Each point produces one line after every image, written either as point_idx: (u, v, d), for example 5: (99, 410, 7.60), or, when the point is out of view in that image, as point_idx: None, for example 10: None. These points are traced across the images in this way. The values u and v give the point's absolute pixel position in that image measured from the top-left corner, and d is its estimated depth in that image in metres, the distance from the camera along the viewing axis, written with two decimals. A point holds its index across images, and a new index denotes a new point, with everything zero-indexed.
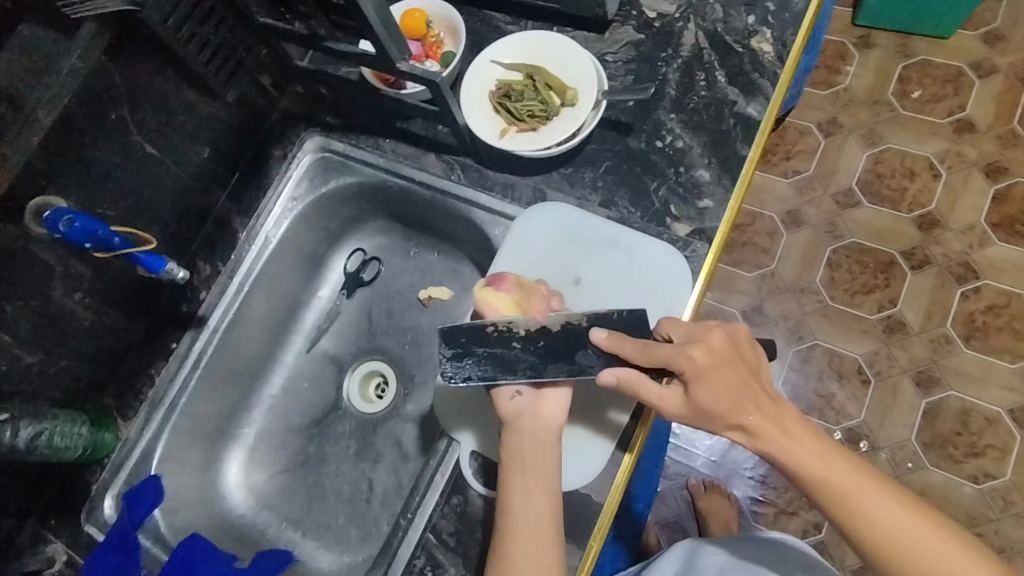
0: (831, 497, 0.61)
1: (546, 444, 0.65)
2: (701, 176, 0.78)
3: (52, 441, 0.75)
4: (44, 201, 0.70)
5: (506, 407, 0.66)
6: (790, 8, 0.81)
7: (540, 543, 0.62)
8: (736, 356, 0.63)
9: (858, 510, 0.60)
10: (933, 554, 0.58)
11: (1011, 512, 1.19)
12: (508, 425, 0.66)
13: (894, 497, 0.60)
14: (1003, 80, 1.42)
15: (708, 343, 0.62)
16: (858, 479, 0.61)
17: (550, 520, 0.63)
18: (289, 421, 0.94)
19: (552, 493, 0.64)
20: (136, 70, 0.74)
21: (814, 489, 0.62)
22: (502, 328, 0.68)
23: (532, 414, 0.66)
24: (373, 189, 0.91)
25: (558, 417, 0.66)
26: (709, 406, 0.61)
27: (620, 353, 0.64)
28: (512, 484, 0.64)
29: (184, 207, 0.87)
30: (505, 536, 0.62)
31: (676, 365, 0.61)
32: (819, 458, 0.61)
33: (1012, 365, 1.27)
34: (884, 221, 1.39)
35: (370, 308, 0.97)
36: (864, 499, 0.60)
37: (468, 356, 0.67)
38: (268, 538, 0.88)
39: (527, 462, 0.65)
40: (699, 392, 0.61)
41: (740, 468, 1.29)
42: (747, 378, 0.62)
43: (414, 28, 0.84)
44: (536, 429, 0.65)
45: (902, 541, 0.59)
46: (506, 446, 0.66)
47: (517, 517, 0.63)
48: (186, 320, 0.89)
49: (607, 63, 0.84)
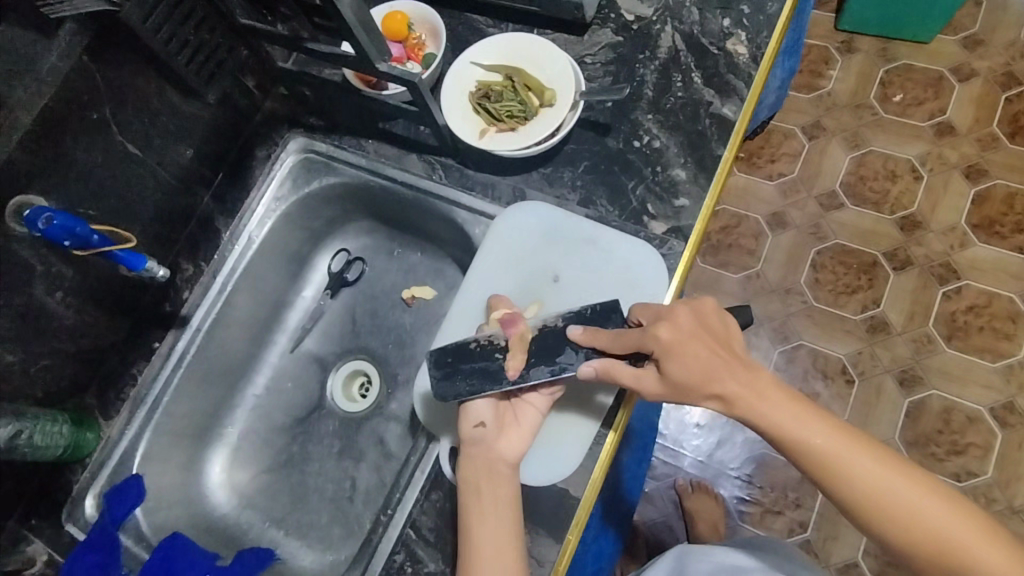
0: (811, 459, 0.60)
1: (501, 475, 0.66)
2: (677, 175, 0.79)
3: (33, 440, 0.75)
4: (24, 200, 0.70)
5: (467, 432, 0.68)
6: (765, 10, 0.82)
7: (502, 568, 0.62)
8: (702, 330, 0.63)
9: (839, 470, 0.59)
10: (913, 508, 0.58)
11: (993, 509, 1.20)
12: (463, 454, 0.67)
13: (871, 452, 0.60)
14: (982, 84, 1.44)
15: (673, 320, 0.63)
16: (839, 440, 0.60)
17: (511, 545, 0.63)
18: (272, 420, 0.95)
19: (512, 520, 0.64)
20: (118, 72, 0.75)
21: (792, 450, 0.61)
22: (484, 342, 0.70)
23: (489, 445, 0.67)
24: (355, 189, 0.92)
25: (515, 451, 0.67)
26: (680, 379, 0.62)
27: (594, 345, 0.66)
28: (470, 509, 0.64)
29: (166, 208, 0.87)
30: (469, 561, 0.62)
31: (645, 346, 0.63)
32: (799, 421, 0.61)
33: (992, 364, 1.28)
34: (867, 222, 1.40)
35: (353, 308, 0.97)
36: (845, 458, 0.60)
37: (456, 375, 0.70)
38: (251, 537, 0.88)
39: (481, 489, 0.65)
40: (672, 369, 0.62)
41: (726, 468, 1.30)
42: (716, 349, 0.62)
43: (395, 30, 0.85)
44: (490, 460, 0.66)
45: (879, 497, 0.58)
46: (460, 474, 0.66)
47: (478, 540, 0.63)
48: (169, 320, 0.89)
49: (586, 65, 0.85)
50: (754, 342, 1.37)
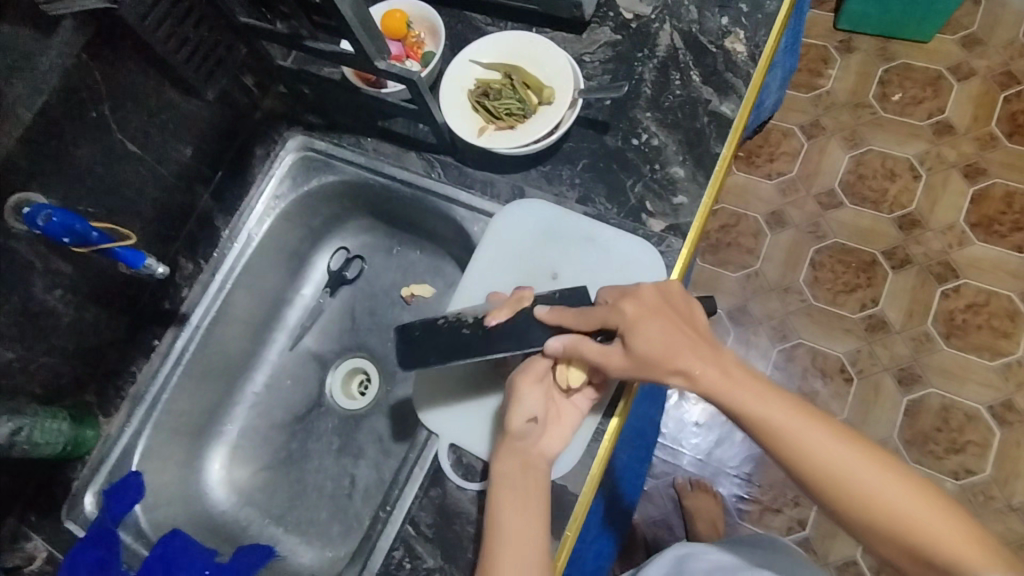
0: (770, 433, 0.61)
1: (540, 471, 0.67)
2: (675, 173, 0.79)
3: (33, 436, 0.75)
4: (23, 196, 0.71)
5: (518, 425, 0.67)
6: (763, 9, 0.82)
7: (532, 560, 0.61)
8: (667, 308, 0.65)
9: (799, 447, 0.60)
10: (873, 487, 0.57)
11: (992, 507, 1.20)
12: (509, 447, 0.68)
13: (833, 432, 0.60)
14: (981, 83, 1.44)
15: (638, 296, 0.65)
16: (798, 416, 0.61)
17: (538, 540, 0.63)
18: (272, 418, 0.95)
19: (544, 517, 0.64)
20: (116, 70, 0.75)
21: (754, 429, 0.62)
22: (452, 319, 0.72)
23: (534, 441, 0.68)
24: (354, 187, 0.92)
25: (556, 450, 0.69)
26: (645, 353, 0.62)
27: (561, 323, 0.67)
28: (503, 502, 0.64)
29: (166, 205, 0.87)
30: (498, 551, 0.62)
31: (609, 322, 0.64)
32: (761, 400, 0.62)
33: (991, 362, 1.28)
34: (866, 221, 1.40)
35: (353, 306, 0.98)
36: (803, 433, 0.60)
37: (422, 346, 0.71)
38: (250, 534, 0.88)
39: (521, 483, 0.65)
40: (634, 341, 0.63)
41: (726, 466, 1.30)
42: (680, 326, 0.64)
43: (394, 29, 0.85)
44: (534, 457, 0.67)
45: (838, 475, 0.58)
46: (499, 466, 0.67)
47: (509, 533, 0.62)
48: (169, 317, 0.90)
49: (584, 63, 0.85)
50: (753, 340, 1.37)
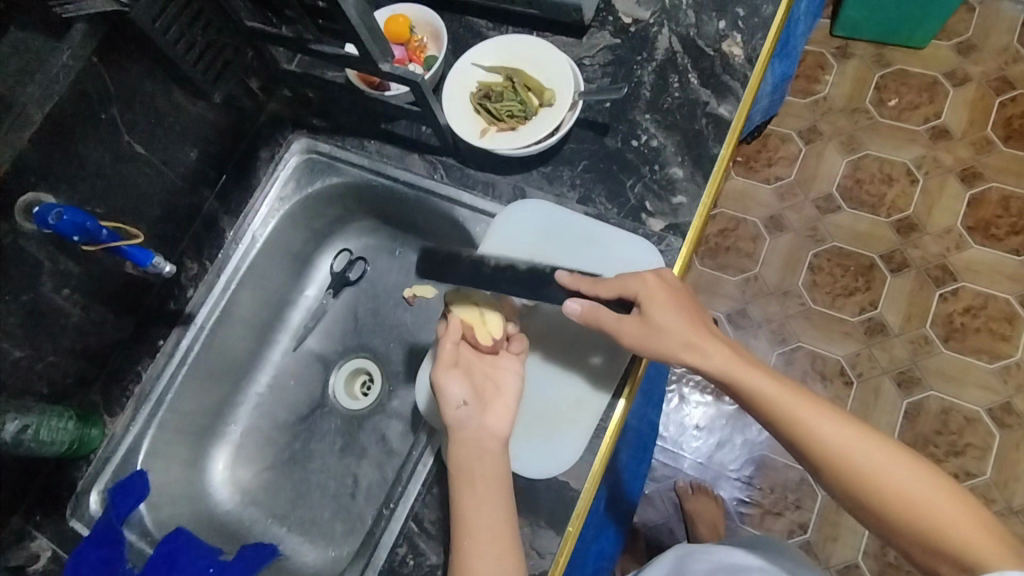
0: (781, 419, 0.64)
1: (492, 453, 0.67)
2: (675, 173, 0.81)
3: (39, 435, 0.76)
4: (34, 197, 0.72)
5: (451, 415, 0.67)
6: (759, 13, 0.84)
7: (500, 551, 0.62)
8: (682, 292, 0.68)
9: (806, 426, 0.62)
10: (881, 469, 0.60)
11: (992, 509, 1.20)
12: (454, 438, 0.67)
13: (841, 416, 0.63)
14: (976, 88, 1.46)
15: (662, 276, 0.69)
16: (804, 400, 0.64)
17: (505, 528, 0.64)
18: (275, 418, 0.96)
19: (505, 502, 0.65)
20: (125, 73, 0.77)
21: (763, 412, 0.65)
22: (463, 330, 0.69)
23: (475, 424, 0.68)
24: (358, 189, 0.93)
25: (503, 426, 0.68)
26: (663, 324, 0.66)
27: (579, 289, 0.69)
28: (463, 493, 0.65)
29: (171, 207, 0.88)
30: (463, 547, 0.63)
31: (628, 289, 0.67)
32: (769, 383, 0.65)
33: (990, 365, 1.29)
34: (864, 225, 1.42)
35: (356, 307, 0.99)
36: (813, 419, 0.62)
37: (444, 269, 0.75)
38: (254, 533, 0.89)
39: (476, 472, 0.65)
40: (654, 312, 0.66)
41: (726, 470, 1.31)
42: (692, 309, 0.68)
43: (397, 33, 0.87)
44: (480, 438, 0.67)
45: (846, 455, 0.61)
46: (451, 457, 0.67)
47: (471, 521, 0.64)
48: (175, 317, 0.91)
49: (584, 66, 0.86)
50: (753, 344, 1.38)
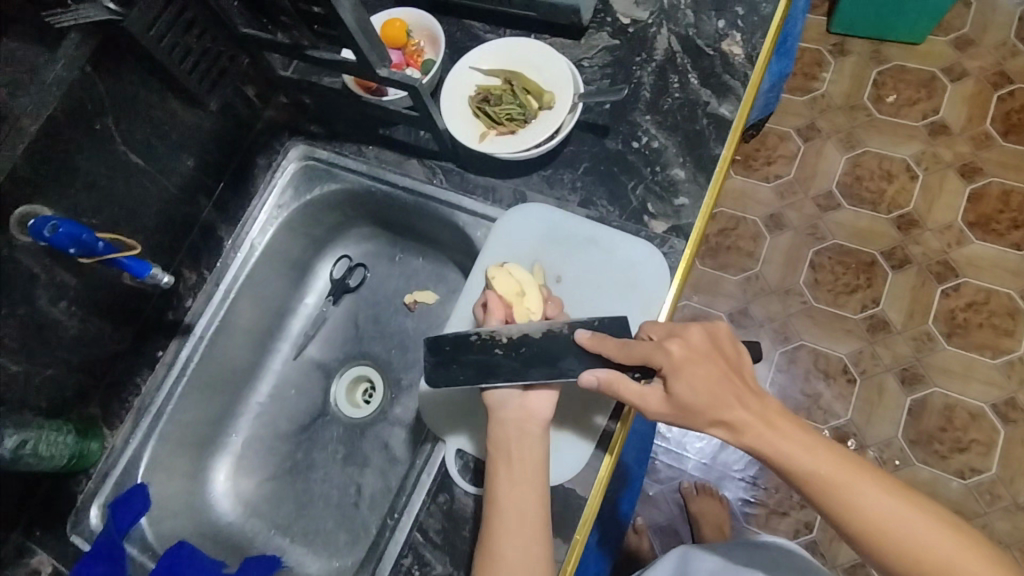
0: (822, 487, 0.60)
1: (532, 435, 0.65)
2: (676, 174, 0.80)
3: (38, 450, 0.75)
4: (29, 209, 0.71)
5: (491, 395, 0.68)
6: (758, 11, 0.83)
7: (528, 540, 0.62)
8: (717, 353, 0.63)
9: (848, 498, 0.59)
10: (929, 541, 0.57)
11: (998, 505, 1.20)
12: (494, 417, 0.67)
13: (882, 484, 0.60)
14: (974, 83, 1.45)
15: (685, 338, 0.63)
16: (848, 467, 0.61)
17: (536, 517, 0.63)
18: (277, 428, 0.95)
19: (539, 486, 0.64)
20: (120, 82, 0.76)
21: (803, 483, 0.61)
22: (486, 336, 0.69)
23: (515, 405, 0.67)
24: (357, 195, 0.92)
25: (543, 410, 0.66)
26: (688, 400, 0.61)
27: (601, 352, 0.65)
28: (498, 474, 0.64)
29: (169, 216, 0.88)
30: (491, 527, 0.62)
31: (653, 360, 0.62)
32: (809, 452, 0.61)
33: (993, 360, 1.28)
34: (864, 222, 1.41)
35: (356, 313, 0.98)
36: (853, 486, 0.60)
37: (453, 363, 0.69)
38: (256, 544, 0.87)
39: (513, 455, 0.65)
40: (678, 388, 0.61)
41: (731, 470, 1.30)
42: (729, 373, 0.63)
43: (393, 37, 0.86)
44: (521, 421, 0.66)
45: (891, 528, 0.58)
46: (492, 436, 0.66)
47: (503, 505, 0.63)
48: (173, 328, 0.90)
49: (583, 68, 0.86)
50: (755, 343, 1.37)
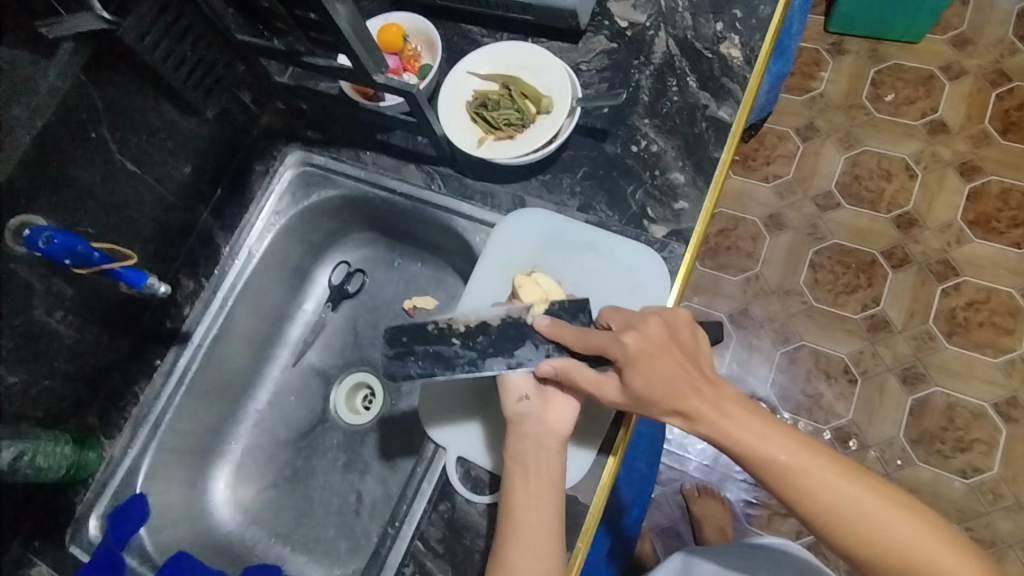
0: (781, 476, 0.60)
1: (551, 451, 0.65)
2: (676, 178, 0.80)
3: (35, 461, 0.74)
4: (25, 219, 0.70)
5: (513, 408, 0.66)
6: (757, 14, 0.83)
7: (543, 555, 0.61)
8: (673, 345, 0.63)
9: (804, 484, 0.59)
10: (883, 523, 0.58)
11: (1001, 505, 1.20)
12: (514, 430, 0.66)
13: (836, 467, 0.60)
14: (973, 81, 1.45)
15: (642, 330, 0.63)
16: (804, 453, 0.61)
17: (551, 531, 0.62)
18: (276, 435, 0.94)
19: (556, 501, 0.63)
20: (114, 90, 0.75)
21: (760, 469, 0.61)
22: (444, 326, 0.71)
23: (536, 420, 0.66)
24: (354, 201, 0.92)
25: (564, 425, 0.66)
26: (644, 393, 0.61)
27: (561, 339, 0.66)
28: (516, 489, 0.64)
29: (165, 224, 0.87)
30: (507, 540, 0.62)
31: (609, 352, 0.62)
32: (764, 438, 0.61)
33: (994, 359, 1.28)
34: (864, 221, 1.41)
35: (355, 319, 0.97)
36: (809, 472, 0.60)
37: (410, 354, 0.69)
38: (256, 554, 0.87)
39: (531, 469, 0.64)
40: (633, 379, 0.61)
41: (733, 472, 1.29)
42: (686, 365, 0.62)
43: (390, 42, 0.85)
44: (540, 435, 0.65)
45: (846, 512, 0.58)
46: (511, 450, 0.65)
47: (519, 520, 0.62)
48: (170, 337, 0.89)
49: (581, 72, 0.85)
50: (755, 343, 1.37)
